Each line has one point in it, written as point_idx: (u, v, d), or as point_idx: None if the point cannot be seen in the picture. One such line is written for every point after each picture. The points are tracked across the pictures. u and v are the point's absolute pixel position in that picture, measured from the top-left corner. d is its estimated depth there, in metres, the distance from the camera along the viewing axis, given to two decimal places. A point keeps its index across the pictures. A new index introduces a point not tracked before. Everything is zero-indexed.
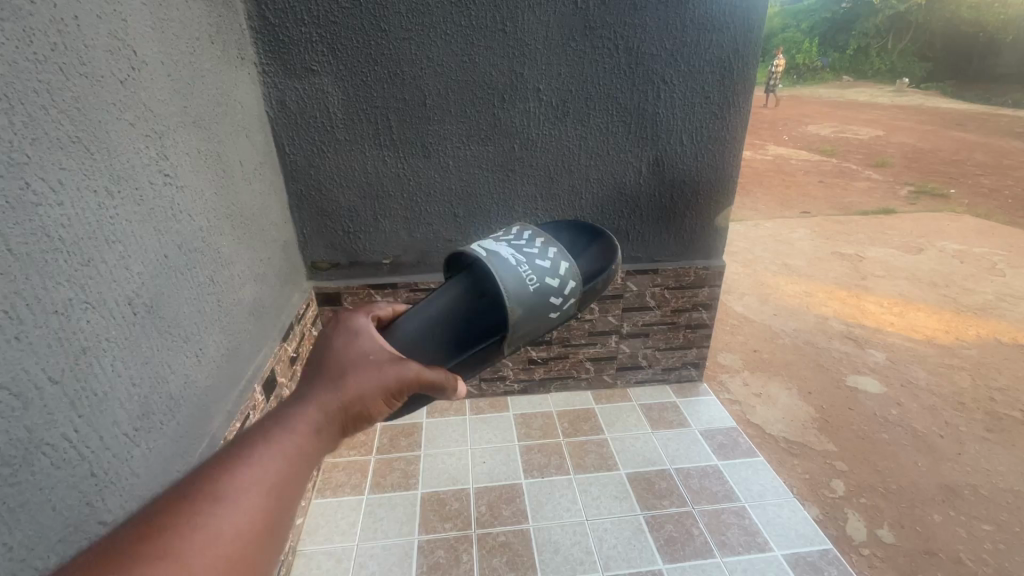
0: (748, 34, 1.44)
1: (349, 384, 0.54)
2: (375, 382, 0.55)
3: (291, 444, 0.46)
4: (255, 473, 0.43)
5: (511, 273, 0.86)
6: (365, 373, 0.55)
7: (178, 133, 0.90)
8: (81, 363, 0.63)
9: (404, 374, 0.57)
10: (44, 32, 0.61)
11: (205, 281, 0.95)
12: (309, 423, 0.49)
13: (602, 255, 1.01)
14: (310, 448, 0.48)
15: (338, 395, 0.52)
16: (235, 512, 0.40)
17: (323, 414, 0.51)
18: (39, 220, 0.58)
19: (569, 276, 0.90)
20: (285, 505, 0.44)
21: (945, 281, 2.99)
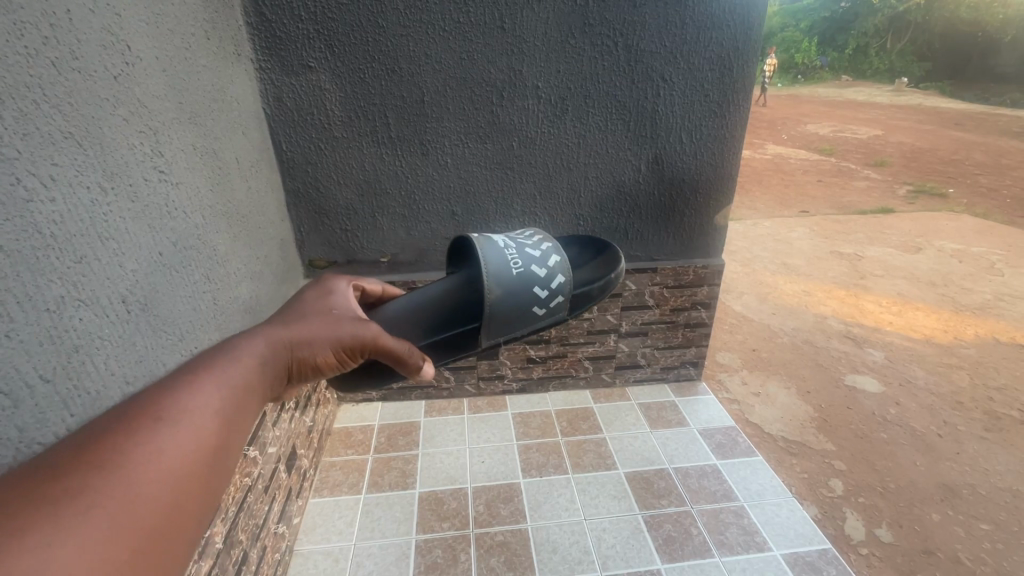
0: (748, 32, 1.43)
1: (306, 332, 0.66)
2: (329, 334, 0.68)
3: (243, 366, 0.56)
4: (201, 397, 0.49)
5: (497, 254, 0.89)
6: (320, 327, 0.68)
7: (173, 130, 0.89)
8: (74, 362, 0.62)
9: (356, 332, 0.70)
10: (36, 26, 0.60)
11: (201, 279, 0.95)
12: (264, 353, 0.60)
13: (603, 267, 1.01)
14: (259, 374, 0.58)
15: (294, 338, 0.64)
16: (178, 430, 0.46)
17: (275, 349, 0.62)
18: (31, 217, 0.57)
19: (559, 271, 0.91)
20: (229, 429, 0.51)
21: (944, 280, 2.99)
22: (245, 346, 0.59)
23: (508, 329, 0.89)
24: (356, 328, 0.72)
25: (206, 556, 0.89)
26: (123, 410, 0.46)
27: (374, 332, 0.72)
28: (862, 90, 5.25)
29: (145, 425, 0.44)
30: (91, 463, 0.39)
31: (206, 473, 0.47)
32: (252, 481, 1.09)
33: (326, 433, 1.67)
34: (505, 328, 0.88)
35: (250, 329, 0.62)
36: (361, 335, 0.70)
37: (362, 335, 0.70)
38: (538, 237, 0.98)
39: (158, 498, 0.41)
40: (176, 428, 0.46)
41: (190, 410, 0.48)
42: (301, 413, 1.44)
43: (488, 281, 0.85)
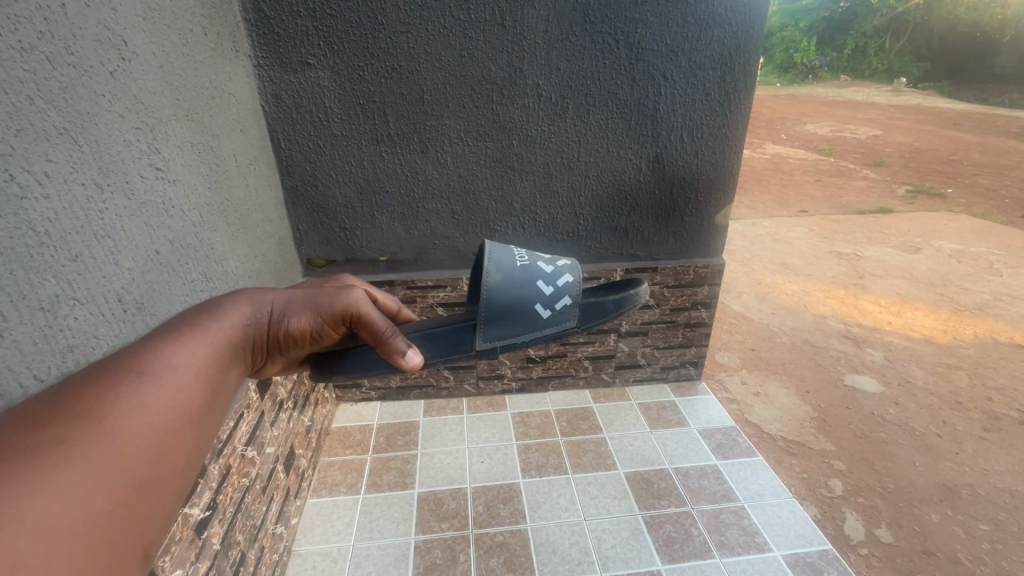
0: (750, 30, 1.42)
1: (284, 298, 0.68)
2: (305, 299, 0.69)
3: (219, 327, 0.61)
4: (176, 358, 0.54)
5: (503, 251, 0.90)
6: (301, 293, 0.70)
7: (170, 127, 0.88)
8: (68, 361, 0.61)
9: (334, 300, 0.70)
10: (31, 20, 0.59)
11: (198, 278, 0.94)
12: (241, 316, 0.64)
13: (624, 286, 0.94)
14: (235, 337, 0.62)
15: (271, 304, 0.67)
16: (157, 387, 0.50)
17: (252, 314, 0.66)
18: (26, 215, 0.57)
19: (567, 272, 0.88)
20: (204, 389, 0.55)
21: (943, 280, 2.98)
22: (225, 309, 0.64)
23: (508, 324, 0.84)
24: (343, 297, 0.71)
25: (203, 557, 0.88)
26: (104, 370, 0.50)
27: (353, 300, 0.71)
28: (859, 92, 6.01)
29: (126, 382, 0.48)
30: (74, 416, 0.43)
31: (182, 431, 0.51)
32: (249, 483, 1.08)
33: (324, 433, 1.66)
34: (505, 324, 0.84)
35: (237, 291, 0.68)
36: (336, 303, 0.70)
37: (340, 304, 0.70)
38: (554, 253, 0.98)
39: (140, 452, 0.45)
40: (156, 386, 0.50)
41: (167, 370, 0.52)
42: (299, 413, 1.43)
43: (489, 268, 0.86)
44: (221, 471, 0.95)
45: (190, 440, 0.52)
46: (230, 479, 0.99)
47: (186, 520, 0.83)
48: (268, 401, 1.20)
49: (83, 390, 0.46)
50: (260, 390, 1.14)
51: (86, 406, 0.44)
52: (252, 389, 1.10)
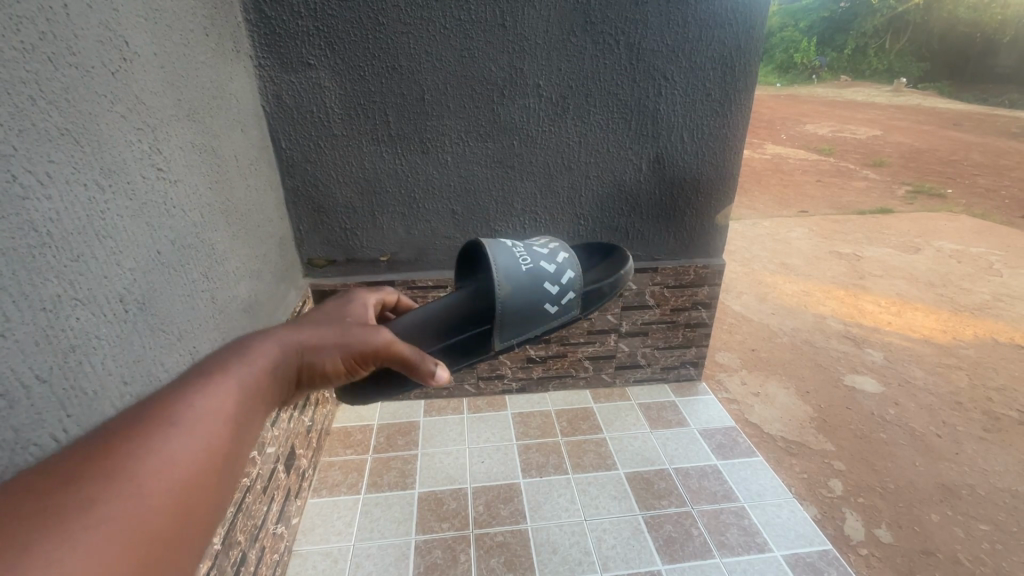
0: (751, 30, 1.42)
1: (326, 340, 0.62)
2: (340, 334, 0.64)
3: (260, 373, 0.53)
4: (207, 402, 0.47)
5: (506, 249, 0.89)
6: (339, 334, 0.64)
7: (171, 127, 0.88)
8: (70, 361, 0.62)
9: (373, 340, 0.65)
10: (32, 20, 0.59)
11: (199, 278, 0.94)
12: (284, 363, 0.57)
13: (611, 267, 1.02)
14: (273, 385, 0.55)
15: (313, 346, 0.60)
16: (181, 441, 0.43)
17: (295, 358, 0.58)
18: (28, 215, 0.57)
19: (567, 264, 0.92)
20: (233, 441, 0.48)
21: (942, 281, 2.98)
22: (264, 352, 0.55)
23: (522, 328, 0.86)
24: (378, 334, 0.66)
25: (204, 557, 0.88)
26: (127, 416, 0.43)
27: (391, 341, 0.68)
28: (860, 92, 5.36)
29: (150, 437, 0.41)
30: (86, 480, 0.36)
31: (208, 490, 0.43)
32: (249, 483, 1.08)
33: (325, 433, 1.66)
34: (521, 328, 0.86)
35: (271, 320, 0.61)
36: (374, 341, 0.65)
37: (375, 341, 0.65)
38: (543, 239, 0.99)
39: (157, 523, 0.38)
40: (185, 435, 0.43)
41: (196, 418, 0.45)
42: (300, 413, 1.43)
43: (500, 272, 0.85)
44: None
45: (216, 500, 0.44)
46: None
47: None
48: None
49: (99, 444, 0.39)
50: None
51: (101, 466, 0.38)
52: None
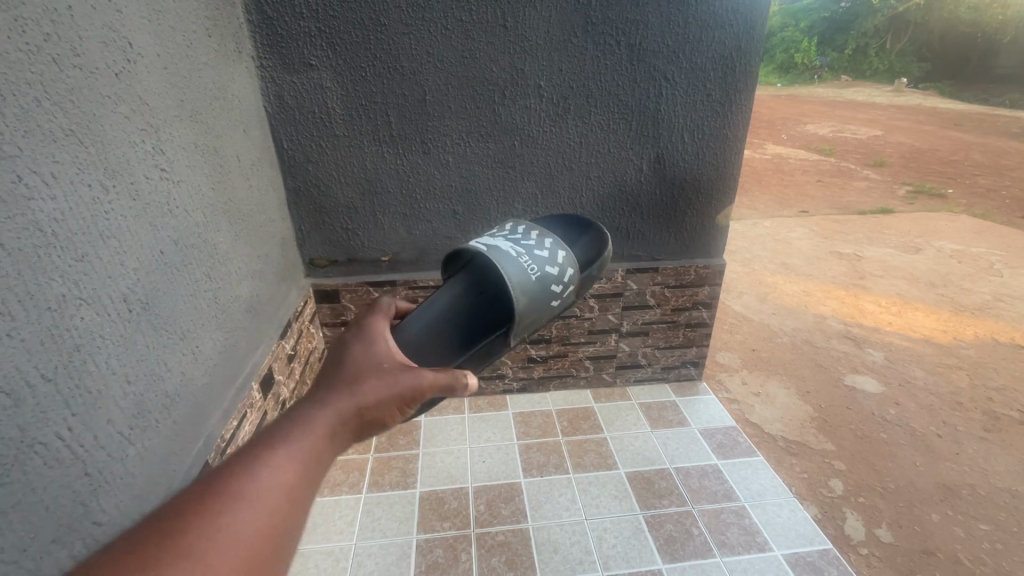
0: (751, 31, 1.43)
1: (363, 387, 0.57)
2: (391, 381, 0.60)
3: (309, 442, 0.50)
4: (268, 476, 0.45)
5: (509, 257, 0.85)
6: (380, 378, 0.59)
7: (174, 127, 0.89)
8: (75, 360, 0.62)
9: (417, 380, 0.61)
10: (37, 22, 0.59)
11: (201, 278, 0.94)
12: (332, 423, 0.53)
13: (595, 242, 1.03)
14: (330, 450, 0.52)
15: (356, 399, 0.55)
16: (240, 516, 0.42)
17: (342, 416, 0.54)
18: (33, 216, 0.57)
19: (565, 254, 0.91)
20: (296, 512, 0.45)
21: (943, 281, 2.99)
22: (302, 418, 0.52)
23: (533, 330, 0.88)
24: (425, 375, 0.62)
25: None
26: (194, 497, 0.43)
27: (438, 375, 0.63)
28: (862, 92, 5.32)
29: (211, 516, 0.41)
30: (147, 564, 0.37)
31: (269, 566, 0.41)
32: None
33: None
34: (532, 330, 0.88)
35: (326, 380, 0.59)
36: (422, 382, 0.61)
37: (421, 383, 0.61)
38: (535, 231, 0.94)
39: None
40: (239, 513, 0.42)
41: (255, 492, 0.44)
42: None
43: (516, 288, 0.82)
44: None
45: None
46: None
47: None
48: (271, 401, 1.20)
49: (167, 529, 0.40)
50: (262, 389, 1.15)
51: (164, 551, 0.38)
52: (255, 389, 1.12)
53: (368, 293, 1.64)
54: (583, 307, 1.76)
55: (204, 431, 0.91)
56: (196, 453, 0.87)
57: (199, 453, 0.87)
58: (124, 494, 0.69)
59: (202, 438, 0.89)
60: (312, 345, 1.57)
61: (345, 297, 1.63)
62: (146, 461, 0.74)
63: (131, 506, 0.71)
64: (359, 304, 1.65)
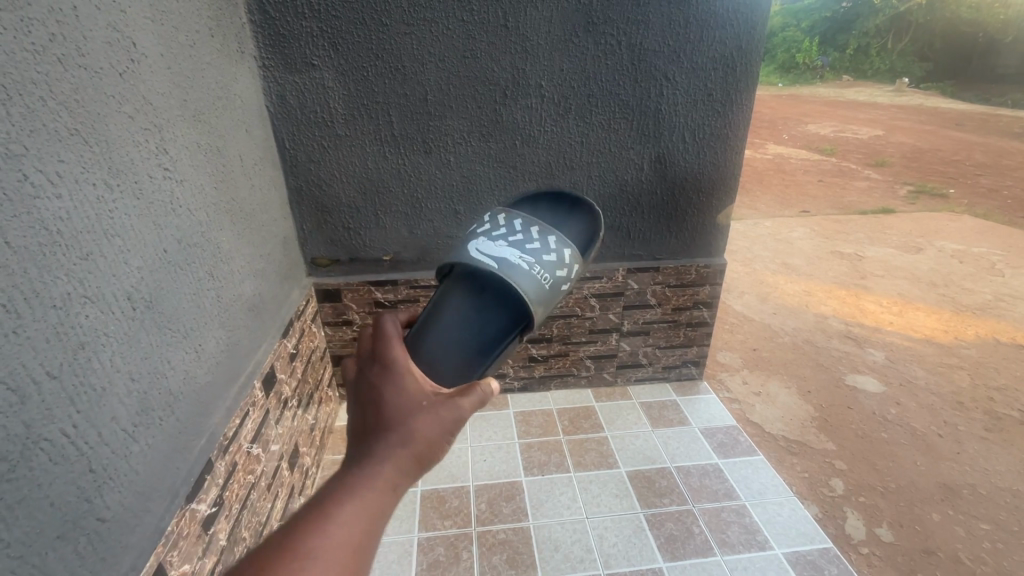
0: (751, 31, 1.43)
1: (412, 429, 0.53)
2: (430, 413, 0.56)
3: (371, 501, 0.48)
4: (324, 545, 0.43)
5: (521, 273, 0.85)
6: (427, 415, 0.55)
7: (177, 127, 0.89)
8: (79, 358, 0.62)
9: (464, 408, 0.58)
10: (42, 22, 0.60)
11: (204, 277, 0.95)
12: (390, 476, 0.50)
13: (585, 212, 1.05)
14: (393, 502, 0.50)
15: (410, 444, 0.52)
16: None
17: (398, 465, 0.51)
18: (38, 214, 0.58)
19: (569, 249, 0.91)
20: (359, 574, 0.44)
21: (944, 281, 2.98)
22: (357, 477, 0.49)
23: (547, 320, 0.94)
24: (463, 402, 0.58)
25: (210, 552, 0.89)
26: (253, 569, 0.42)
27: (481, 397, 0.60)
28: (862, 92, 4.80)
29: None
30: None
31: None
32: (255, 479, 1.09)
33: (328, 431, 1.67)
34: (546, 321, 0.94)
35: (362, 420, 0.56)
36: (461, 412, 0.57)
37: (460, 413, 0.57)
38: (534, 228, 0.92)
39: None
40: None
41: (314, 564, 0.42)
42: (304, 411, 1.44)
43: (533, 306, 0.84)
44: (227, 468, 0.96)
45: None
46: (235, 476, 1.00)
47: (194, 515, 0.84)
48: (273, 399, 1.21)
49: None
50: (265, 387, 1.16)
51: None
52: (258, 387, 1.12)
53: (369, 292, 1.65)
54: (583, 306, 1.77)
55: (207, 428, 0.91)
56: (199, 450, 0.87)
57: (203, 450, 0.88)
58: (128, 490, 0.70)
59: (205, 436, 0.90)
60: (314, 344, 1.58)
61: (346, 296, 1.64)
62: (150, 458, 0.75)
63: (134, 503, 0.71)
64: (360, 303, 1.66)
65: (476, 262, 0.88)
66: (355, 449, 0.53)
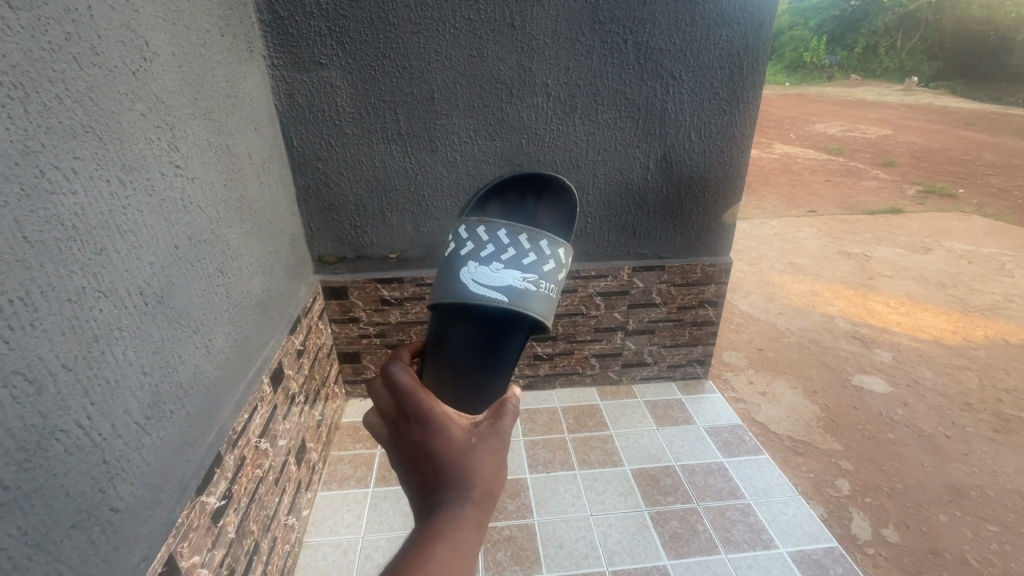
0: (759, 30, 1.43)
1: (471, 468, 0.62)
2: (483, 445, 0.65)
3: (462, 538, 0.56)
4: None
5: (532, 296, 0.96)
6: (478, 451, 0.64)
7: (188, 124, 0.90)
8: (94, 351, 0.64)
9: (504, 433, 0.67)
10: (58, 21, 0.61)
11: (214, 274, 0.96)
12: (470, 513, 0.59)
13: (552, 199, 1.19)
14: (479, 534, 0.58)
15: (475, 481, 0.61)
16: None
17: (472, 502, 0.60)
18: (54, 209, 0.59)
19: (559, 245, 1.01)
20: None
21: (953, 281, 2.97)
22: (442, 524, 0.57)
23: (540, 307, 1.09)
24: (502, 426, 0.68)
25: (219, 545, 0.91)
26: None
27: (511, 418, 0.70)
28: (871, 91, 5.81)
29: None
30: None
31: None
32: (263, 473, 1.11)
33: (334, 427, 1.68)
34: None
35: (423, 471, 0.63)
36: (505, 434, 0.68)
37: (504, 435, 0.67)
38: (525, 237, 0.98)
39: None
40: None
41: None
42: (311, 407, 1.46)
43: (549, 318, 0.99)
44: (236, 462, 0.97)
45: None
46: (244, 470, 1.01)
47: (203, 508, 0.85)
48: (281, 395, 1.22)
49: None
50: (273, 383, 1.17)
51: None
52: (266, 383, 1.14)
53: (375, 290, 1.66)
54: (589, 304, 1.77)
55: (215, 422, 0.93)
56: (209, 443, 0.89)
57: (213, 443, 0.89)
58: (139, 483, 0.71)
59: (214, 430, 0.91)
60: (321, 341, 1.59)
61: (353, 294, 1.65)
62: (161, 450, 0.76)
63: (144, 496, 0.72)
64: (367, 301, 1.67)
65: (487, 301, 0.95)
66: (427, 502, 0.61)
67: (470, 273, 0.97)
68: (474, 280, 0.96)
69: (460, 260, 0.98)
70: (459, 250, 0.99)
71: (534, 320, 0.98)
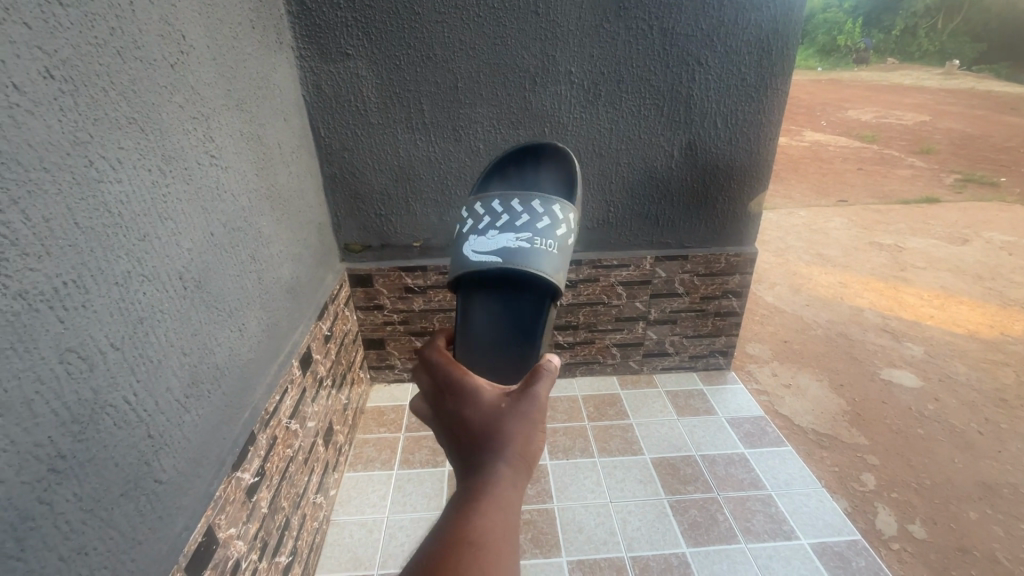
0: (788, 12, 1.39)
1: (506, 431, 0.63)
2: (518, 411, 0.66)
3: (502, 496, 0.57)
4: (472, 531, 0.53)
5: (527, 253, 0.99)
6: (512, 415, 0.65)
7: (221, 116, 0.93)
8: (138, 332, 0.67)
9: (537, 397, 0.68)
10: (104, 17, 0.64)
11: (247, 260, 0.99)
12: (507, 472, 0.60)
13: (555, 163, 1.20)
14: (517, 493, 0.59)
15: (510, 442, 0.63)
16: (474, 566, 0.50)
17: (509, 463, 0.61)
18: (101, 198, 0.62)
19: (552, 202, 1.04)
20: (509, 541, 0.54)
21: (991, 273, 2.87)
22: (481, 485, 0.58)
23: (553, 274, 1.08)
24: (535, 391, 0.69)
25: (254, 518, 0.95)
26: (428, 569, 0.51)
27: (546, 383, 0.70)
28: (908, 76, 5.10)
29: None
30: None
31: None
32: (293, 453, 1.15)
33: (359, 411, 1.73)
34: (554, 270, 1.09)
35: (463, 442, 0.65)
36: (539, 398, 0.68)
37: (538, 399, 0.68)
38: (516, 202, 1.04)
39: None
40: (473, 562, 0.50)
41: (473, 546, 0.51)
42: (337, 391, 1.50)
43: (552, 273, 1.00)
44: (268, 441, 1.02)
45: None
46: (276, 449, 1.06)
47: (238, 483, 0.90)
48: (310, 378, 1.26)
49: None
50: (302, 366, 1.21)
51: None
52: (296, 366, 1.18)
53: (399, 277, 1.69)
54: (610, 293, 1.77)
55: (250, 402, 0.97)
56: (243, 422, 0.93)
57: (247, 422, 0.93)
58: (181, 456, 0.75)
59: (249, 410, 0.95)
60: (347, 328, 1.63)
61: (377, 282, 1.68)
62: (199, 428, 0.80)
63: (186, 469, 0.76)
64: (391, 289, 1.70)
65: (485, 264, 1.01)
66: (466, 468, 0.62)
67: (471, 244, 1.03)
68: (473, 249, 1.02)
69: (463, 236, 1.06)
70: (464, 230, 1.08)
71: (538, 275, 0.99)
